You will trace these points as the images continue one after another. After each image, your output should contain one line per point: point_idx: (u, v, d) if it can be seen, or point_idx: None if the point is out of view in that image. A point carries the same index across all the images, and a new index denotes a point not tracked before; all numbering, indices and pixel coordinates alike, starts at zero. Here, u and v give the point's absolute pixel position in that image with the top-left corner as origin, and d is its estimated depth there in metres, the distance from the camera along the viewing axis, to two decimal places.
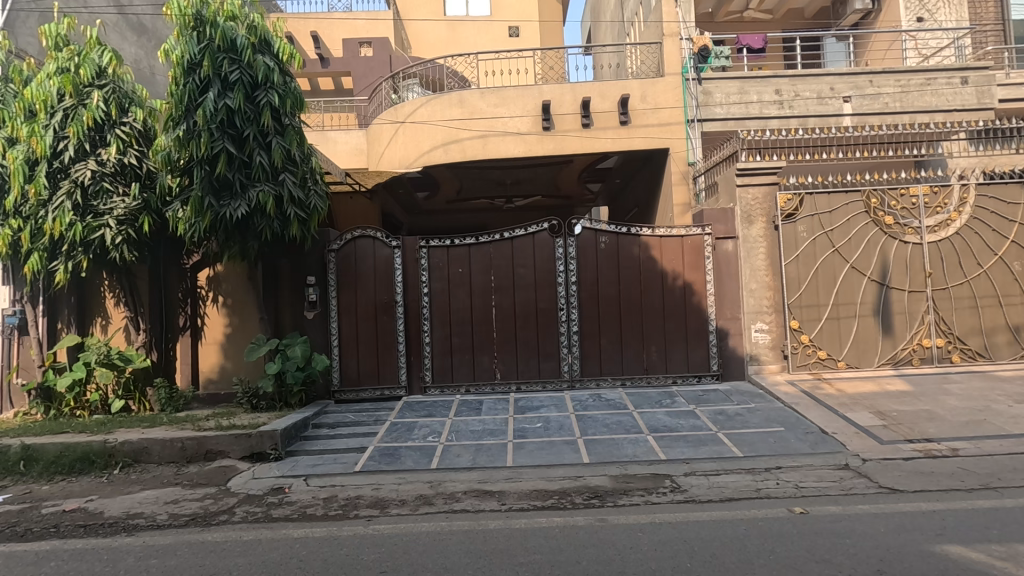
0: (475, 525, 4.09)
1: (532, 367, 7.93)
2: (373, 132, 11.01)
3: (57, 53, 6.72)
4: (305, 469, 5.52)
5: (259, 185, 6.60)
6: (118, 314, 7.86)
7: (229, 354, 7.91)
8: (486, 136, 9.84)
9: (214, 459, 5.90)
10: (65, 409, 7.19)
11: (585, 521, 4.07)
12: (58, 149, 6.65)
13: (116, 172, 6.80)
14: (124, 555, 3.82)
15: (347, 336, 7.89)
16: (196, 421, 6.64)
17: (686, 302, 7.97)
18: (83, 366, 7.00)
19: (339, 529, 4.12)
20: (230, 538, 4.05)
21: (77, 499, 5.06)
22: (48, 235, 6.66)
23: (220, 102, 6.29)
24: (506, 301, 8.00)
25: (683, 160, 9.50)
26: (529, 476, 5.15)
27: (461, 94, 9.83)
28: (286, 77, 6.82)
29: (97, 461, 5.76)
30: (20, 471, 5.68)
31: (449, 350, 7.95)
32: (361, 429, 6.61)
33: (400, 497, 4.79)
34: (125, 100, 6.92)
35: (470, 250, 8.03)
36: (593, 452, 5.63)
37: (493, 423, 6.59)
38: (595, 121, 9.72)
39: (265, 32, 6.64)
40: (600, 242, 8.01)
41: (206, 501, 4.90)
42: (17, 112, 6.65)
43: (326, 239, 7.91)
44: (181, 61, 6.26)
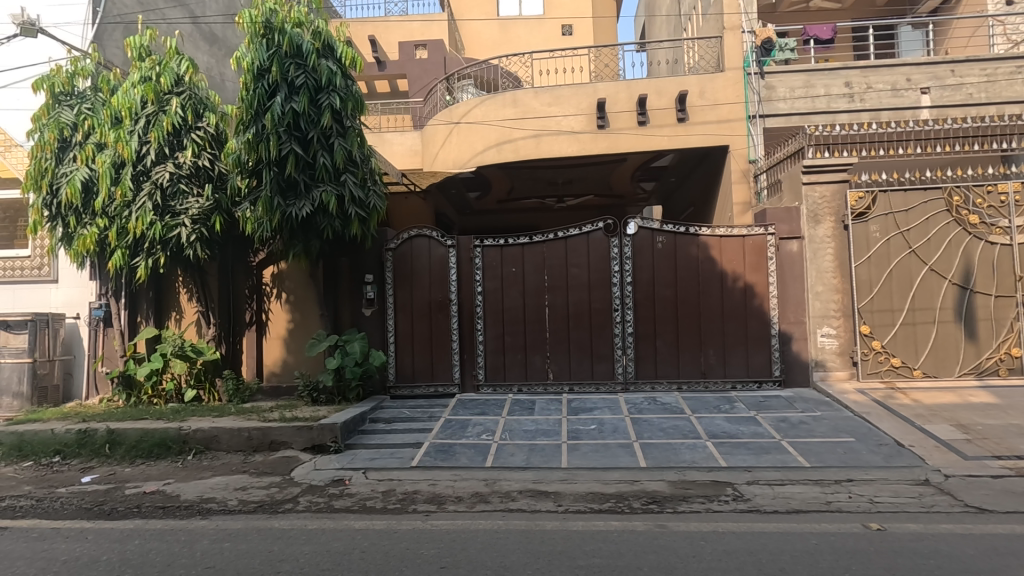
0: (532, 525, 4.08)
1: (585, 368, 7.86)
2: (428, 134, 11.17)
3: (140, 63, 7.16)
4: (363, 462, 5.66)
5: (322, 186, 6.83)
6: (191, 308, 8.33)
7: (291, 349, 8.23)
8: (540, 136, 9.81)
9: (278, 449, 6.15)
10: (143, 397, 7.67)
11: (645, 527, 3.99)
12: (142, 153, 7.10)
13: (191, 174, 7.19)
14: (199, 538, 4.02)
15: (403, 333, 8.04)
16: (261, 412, 6.94)
17: (747, 304, 7.69)
18: (160, 357, 7.43)
19: (398, 523, 4.20)
20: (295, 526, 4.21)
21: (156, 482, 5.39)
22: (132, 234, 7.11)
23: (287, 106, 6.56)
24: (559, 301, 7.96)
25: (743, 158, 9.18)
26: (584, 478, 5.09)
27: (515, 94, 9.83)
28: (347, 81, 7.03)
29: (172, 446, 6.11)
30: (105, 453, 6.09)
31: (502, 349, 7.98)
32: (416, 425, 6.71)
33: (457, 494, 4.83)
34: (200, 106, 7.33)
35: (524, 249, 8.03)
36: (649, 456, 5.53)
37: (546, 424, 6.57)
38: (652, 119, 9.51)
39: (330, 37, 6.88)
40: (657, 242, 7.84)
41: (273, 489, 5.12)
42: (104, 118, 7.14)
43: (384, 238, 8.12)
44: (251, 68, 6.56)
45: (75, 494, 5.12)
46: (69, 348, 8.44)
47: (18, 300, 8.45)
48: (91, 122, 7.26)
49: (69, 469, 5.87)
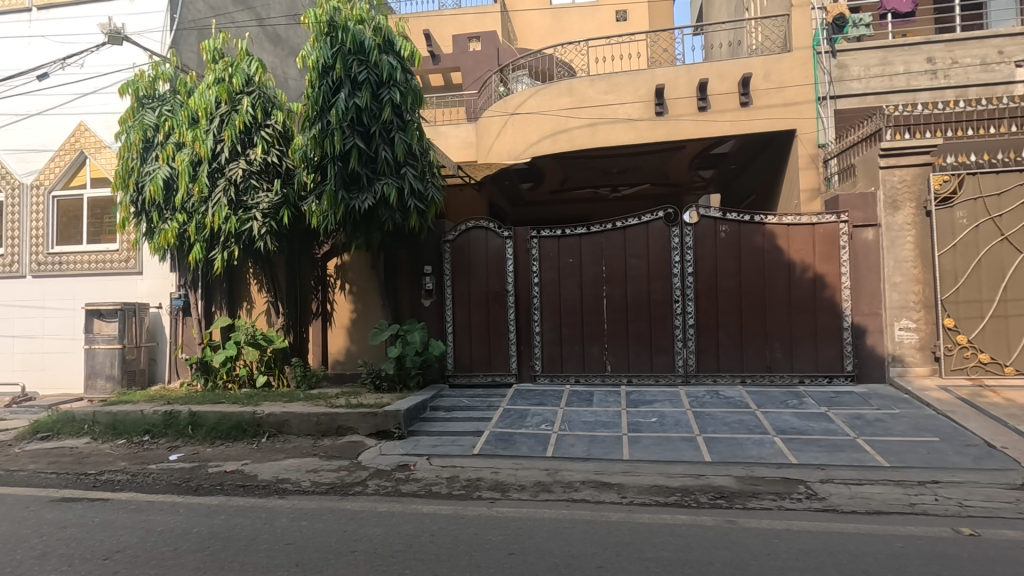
0: (597, 516, 4.07)
1: (644, 360, 7.74)
2: (483, 125, 11.09)
3: (214, 65, 7.53)
4: (427, 449, 5.81)
5: (384, 179, 6.99)
6: (260, 299, 8.72)
7: (354, 338, 8.51)
8: (596, 124, 9.67)
9: (345, 434, 6.39)
10: (219, 381, 8.12)
11: (714, 522, 3.90)
12: (217, 151, 7.46)
13: (261, 170, 7.52)
14: (278, 515, 4.24)
15: (460, 323, 8.16)
16: (328, 398, 7.23)
17: (817, 296, 7.36)
18: (234, 344, 7.85)
19: (464, 509, 4.29)
20: (366, 508, 4.36)
21: (235, 462, 5.72)
22: (209, 228, 7.50)
23: (350, 101, 6.72)
24: (617, 292, 7.86)
25: (812, 142, 8.72)
26: (647, 471, 5.03)
27: (571, 82, 9.71)
28: (407, 75, 7.15)
29: (248, 429, 6.45)
30: (188, 434, 6.51)
31: (559, 340, 7.96)
32: (475, 413, 6.81)
33: (520, 482, 4.88)
34: (269, 104, 7.64)
35: (582, 240, 7.97)
36: (714, 451, 5.40)
37: (606, 416, 6.52)
38: (713, 104, 9.18)
39: (390, 32, 7.02)
40: (720, 231, 7.61)
41: (342, 472, 5.32)
42: (183, 119, 7.56)
43: (442, 229, 8.25)
44: (317, 65, 6.75)
45: (164, 471, 5.51)
46: (154, 335, 9.04)
47: (108, 291, 9.11)
48: (170, 123, 7.68)
49: (158, 447, 6.32)
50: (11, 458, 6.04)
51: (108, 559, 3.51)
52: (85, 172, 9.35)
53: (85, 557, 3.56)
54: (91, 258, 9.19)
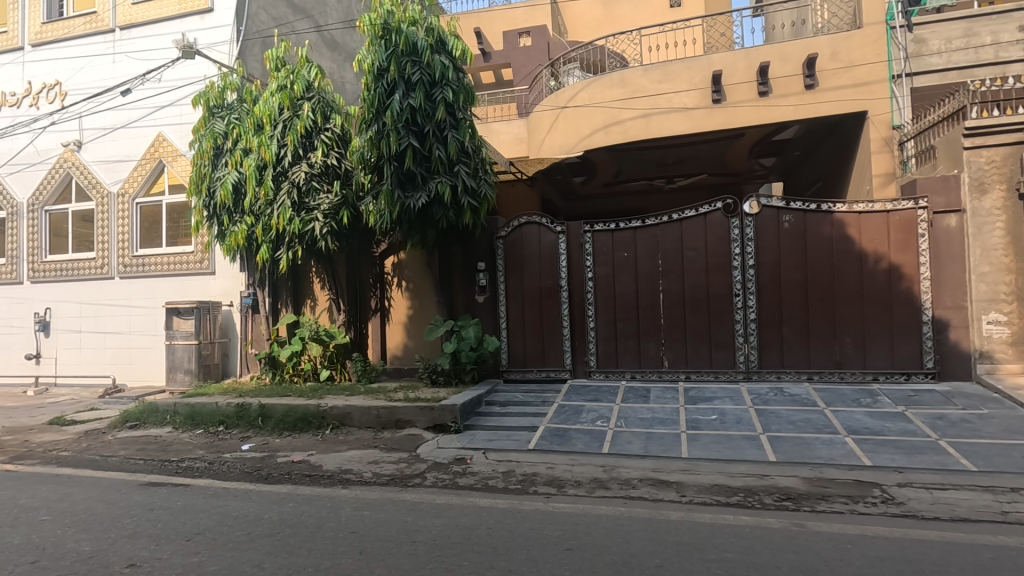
0: (656, 514, 3.99)
1: (703, 356, 7.51)
2: (533, 121, 10.96)
3: (277, 73, 7.88)
4: (482, 443, 5.88)
5: (438, 177, 7.10)
6: (322, 296, 9.07)
7: (411, 334, 8.71)
8: (650, 115, 9.43)
9: (404, 427, 6.56)
10: (286, 375, 8.52)
11: (780, 525, 3.74)
12: (281, 155, 7.80)
13: (322, 172, 7.80)
14: (342, 505, 4.41)
15: (514, 319, 8.19)
16: (387, 392, 7.44)
17: (892, 287, 6.92)
18: (299, 340, 8.22)
19: (521, 503, 4.31)
20: (425, 500, 4.47)
21: (302, 452, 5.99)
22: (274, 229, 7.86)
23: (405, 102, 6.85)
24: (674, 286, 7.67)
25: (885, 124, 8.16)
26: (707, 469, 4.89)
27: (623, 73, 9.52)
28: (459, 74, 7.24)
29: (313, 421, 6.74)
30: (259, 425, 6.87)
31: (614, 335, 7.85)
32: (530, 409, 6.83)
33: (576, 478, 4.85)
34: (328, 108, 7.92)
35: (636, 233, 7.82)
36: (779, 451, 5.17)
37: (663, 412, 6.38)
38: (775, 88, 8.77)
39: (442, 32, 7.12)
40: (784, 221, 7.27)
41: (401, 464, 5.47)
42: (250, 126, 7.94)
43: (495, 226, 8.28)
44: (372, 68, 6.93)
45: (237, 459, 5.84)
46: (226, 332, 9.60)
47: (186, 290, 9.74)
48: (238, 131, 8.10)
49: (232, 437, 6.70)
50: (105, 445, 6.58)
51: (190, 540, 3.76)
52: (164, 179, 10.00)
53: (170, 537, 3.83)
54: (170, 260, 9.83)
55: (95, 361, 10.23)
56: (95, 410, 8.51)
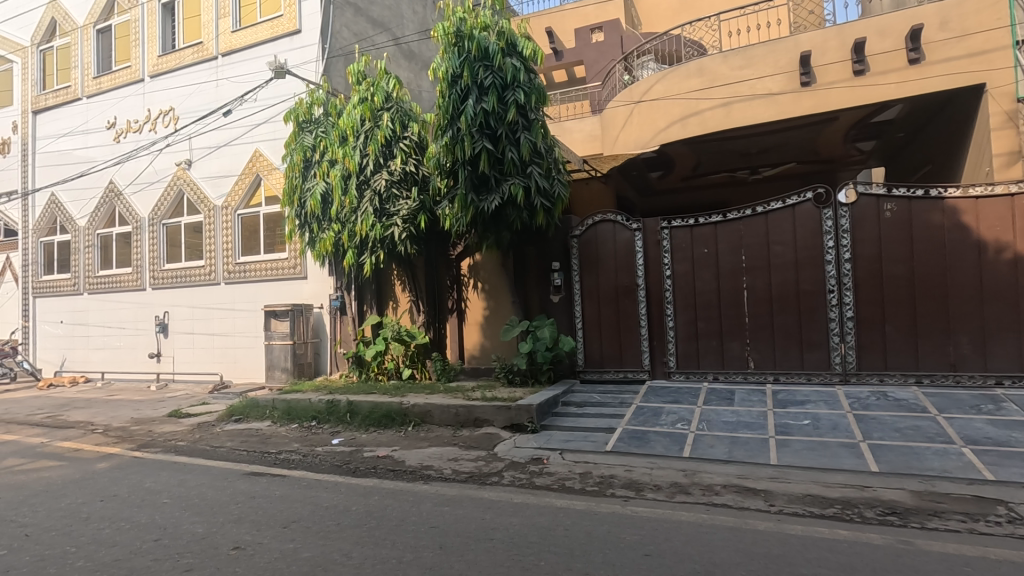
0: (741, 523, 3.80)
1: (793, 357, 7.06)
2: (607, 118, 10.76)
3: (359, 86, 8.30)
4: (559, 443, 5.88)
5: (511, 179, 7.18)
6: (403, 298, 9.43)
7: (487, 334, 8.85)
8: (731, 103, 8.98)
9: (482, 425, 6.68)
10: (371, 373, 8.93)
11: (884, 541, 3.44)
12: (363, 165, 8.20)
13: (401, 179, 8.11)
14: (423, 500, 4.56)
15: (590, 319, 8.10)
16: (466, 391, 7.60)
17: (1017, 280, 6.23)
18: (383, 340, 8.63)
19: (598, 505, 4.26)
20: (502, 498, 4.53)
21: (386, 447, 6.27)
22: (358, 235, 8.27)
23: (478, 106, 6.97)
24: (760, 283, 7.27)
25: (1008, 96, 7.26)
26: (798, 478, 4.59)
27: (701, 62, 9.14)
28: (531, 74, 7.28)
29: (396, 418, 7.03)
30: (347, 420, 7.28)
31: (694, 335, 7.56)
32: (608, 410, 6.72)
33: (655, 482, 4.72)
34: (406, 117, 8.24)
35: (717, 228, 7.50)
36: (882, 460, 4.75)
37: (749, 416, 6.06)
38: (872, 65, 8.07)
39: (512, 34, 7.20)
40: (885, 210, 6.69)
41: (479, 462, 5.58)
42: (334, 138, 8.40)
43: (569, 225, 8.24)
44: (446, 76, 7.10)
45: (328, 453, 6.21)
46: (318, 332, 10.24)
47: (282, 294, 10.49)
48: (324, 143, 8.60)
49: (323, 432, 7.14)
50: (214, 436, 7.22)
51: (287, 527, 4.05)
52: (261, 192, 10.82)
53: (270, 523, 4.14)
54: (267, 266, 10.61)
55: (206, 359, 11.26)
56: (206, 404, 9.36)
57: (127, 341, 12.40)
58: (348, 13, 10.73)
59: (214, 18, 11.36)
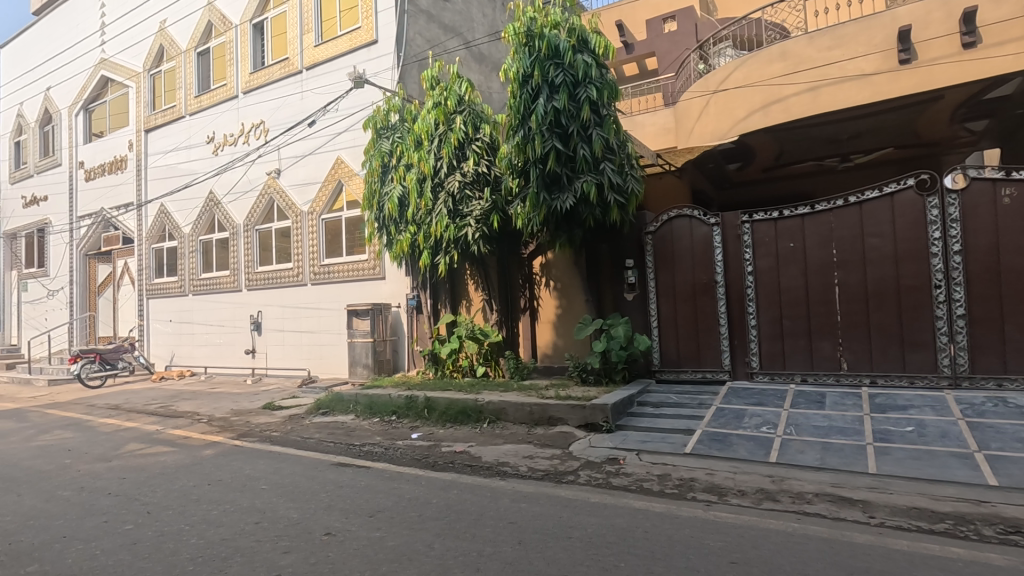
0: (837, 535, 3.56)
1: (893, 359, 6.53)
2: (681, 110, 10.36)
3: (432, 92, 8.54)
4: (635, 444, 5.78)
5: (583, 176, 7.12)
6: (477, 297, 9.61)
7: (560, 333, 8.82)
8: (818, 87, 8.41)
9: (556, 424, 6.68)
10: (446, 371, 9.17)
11: (1007, 562, 3.11)
12: (437, 168, 8.42)
13: (474, 180, 8.26)
14: (501, 496, 4.63)
15: (666, 318, 7.88)
16: (540, 389, 7.63)
17: None
18: (457, 338, 8.85)
19: (678, 509, 4.14)
20: (579, 497, 4.51)
21: (463, 443, 6.42)
22: (433, 236, 8.50)
23: (549, 105, 6.97)
24: (853, 279, 6.78)
25: None
26: (901, 489, 4.24)
27: (784, 45, 8.67)
28: (602, 70, 7.20)
29: (472, 414, 7.18)
30: (425, 416, 7.52)
31: (779, 334, 7.17)
32: (686, 411, 6.52)
33: (740, 487, 4.52)
34: (478, 119, 8.39)
35: (804, 221, 7.08)
36: (1002, 473, 4.29)
37: (843, 421, 5.66)
38: (985, 37, 7.33)
39: (583, 31, 7.16)
40: (1002, 196, 6.06)
41: (555, 461, 5.58)
42: (410, 143, 8.69)
43: (643, 221, 8.07)
44: (517, 76, 7.13)
45: (408, 447, 6.44)
46: (396, 330, 10.65)
47: (363, 294, 10.99)
48: (400, 148, 8.90)
49: (403, 426, 7.42)
50: (304, 428, 7.70)
51: (373, 516, 4.24)
52: (342, 197, 11.38)
53: (358, 512, 4.35)
54: (349, 267, 11.15)
55: (295, 355, 12.00)
56: (296, 397, 9.99)
57: (226, 338, 13.45)
58: (421, 20, 11.05)
59: (298, 34, 12.07)
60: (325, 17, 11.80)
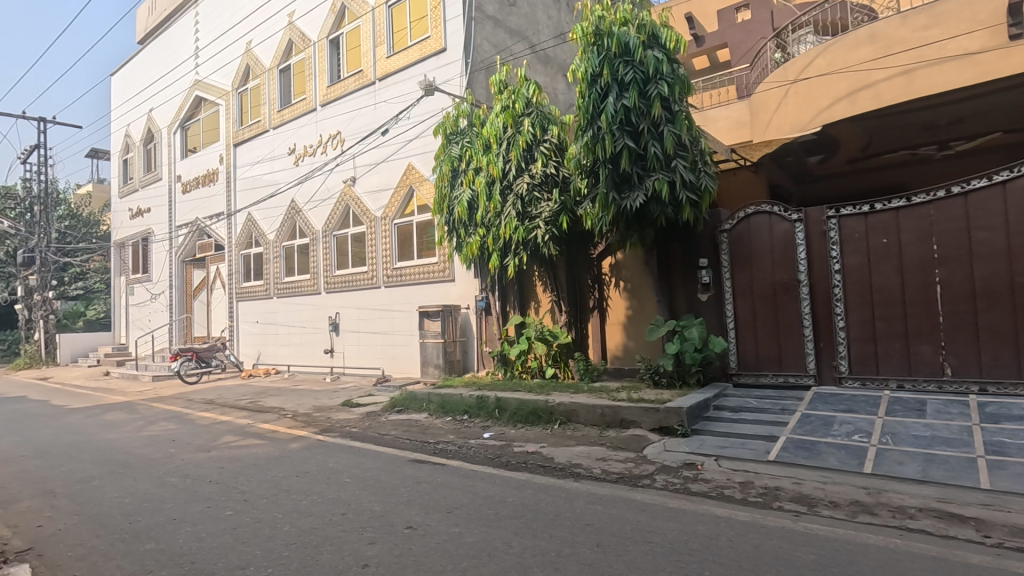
0: (948, 554, 3.28)
1: (1006, 364, 5.94)
2: (756, 102, 9.98)
3: (500, 96, 8.66)
4: (714, 449, 5.58)
5: (654, 174, 6.97)
6: (545, 298, 9.62)
7: (631, 334, 8.66)
8: (913, 70, 7.79)
9: (629, 427, 6.57)
10: (515, 372, 9.23)
11: None
12: (506, 170, 8.52)
13: (542, 181, 8.29)
14: (576, 497, 4.61)
15: (744, 318, 7.56)
16: (610, 391, 7.54)
17: None
18: (526, 339, 8.90)
19: (764, 518, 3.96)
20: (657, 502, 4.41)
21: (535, 443, 6.44)
22: (503, 238, 8.60)
23: (619, 104, 6.87)
24: (958, 277, 6.23)
25: None
26: (1020, 507, 3.85)
27: (873, 27, 8.13)
28: (673, 65, 7.03)
29: (542, 416, 7.19)
30: (496, 416, 7.61)
31: (872, 336, 6.71)
32: (767, 416, 6.23)
33: (831, 498, 4.26)
34: (546, 121, 8.43)
35: (900, 214, 6.59)
36: None
37: (947, 431, 5.21)
38: None
39: (654, 26, 7.02)
40: None
41: (629, 464, 5.49)
42: (479, 147, 8.85)
43: (717, 219, 7.79)
44: (586, 76, 7.08)
45: (481, 446, 6.55)
46: (465, 331, 10.86)
47: (433, 296, 11.28)
48: (470, 153, 9.07)
49: (474, 425, 7.54)
50: (381, 425, 8.01)
51: (451, 512, 4.34)
52: (414, 202, 11.75)
53: (436, 508, 4.47)
54: (420, 270, 11.50)
55: (370, 355, 12.50)
56: (372, 395, 10.41)
57: (306, 338, 14.21)
58: (488, 26, 11.22)
59: (371, 47, 12.58)
60: (396, 29, 12.24)
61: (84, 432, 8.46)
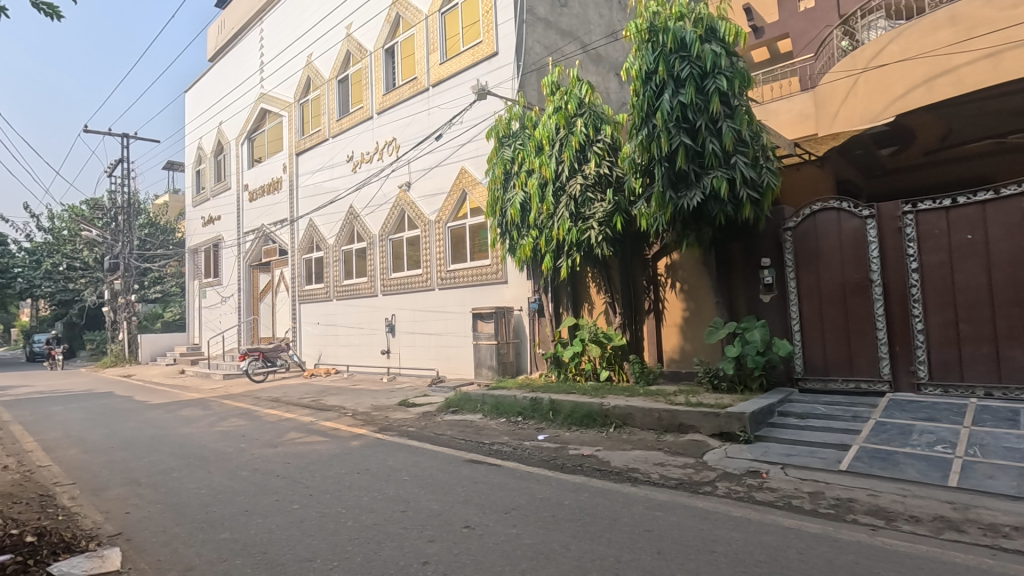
0: None
1: None
2: (822, 94, 9.55)
3: (553, 97, 8.66)
4: (779, 457, 5.35)
5: (713, 172, 6.76)
6: (599, 300, 9.51)
7: (688, 337, 8.43)
8: (1000, 53, 7.15)
9: (688, 432, 6.40)
10: (569, 374, 9.16)
11: None
12: (559, 172, 8.49)
13: (596, 182, 8.21)
14: (634, 502, 4.52)
15: (810, 321, 7.21)
16: (668, 395, 7.36)
17: None
18: (580, 341, 8.81)
19: (837, 531, 3.75)
20: (719, 510, 4.27)
21: (590, 447, 6.38)
22: (556, 239, 8.57)
23: (675, 100, 6.71)
24: None
25: None
26: None
27: (952, 9, 7.54)
28: (732, 59, 6.82)
29: (597, 419, 7.10)
30: (550, 418, 7.59)
31: (955, 340, 6.24)
32: (838, 424, 5.91)
33: (912, 513, 3.99)
34: (599, 120, 8.34)
35: (986, 208, 6.11)
36: None
37: None
38: None
39: (711, 20, 6.84)
40: None
41: (689, 470, 5.34)
42: (532, 149, 8.87)
43: (780, 217, 7.47)
44: (639, 73, 6.95)
45: (536, 448, 6.54)
46: (518, 333, 10.88)
47: (486, 298, 11.39)
48: (522, 155, 9.09)
49: (529, 427, 7.55)
50: (437, 425, 8.14)
51: (508, 513, 4.36)
52: (467, 205, 11.91)
53: (493, 508, 4.50)
54: (473, 272, 11.63)
55: (424, 356, 12.74)
56: (427, 396, 10.60)
57: (364, 339, 14.65)
58: (539, 28, 11.24)
59: (425, 54, 12.85)
60: (449, 35, 12.45)
61: (163, 426, 9.04)
